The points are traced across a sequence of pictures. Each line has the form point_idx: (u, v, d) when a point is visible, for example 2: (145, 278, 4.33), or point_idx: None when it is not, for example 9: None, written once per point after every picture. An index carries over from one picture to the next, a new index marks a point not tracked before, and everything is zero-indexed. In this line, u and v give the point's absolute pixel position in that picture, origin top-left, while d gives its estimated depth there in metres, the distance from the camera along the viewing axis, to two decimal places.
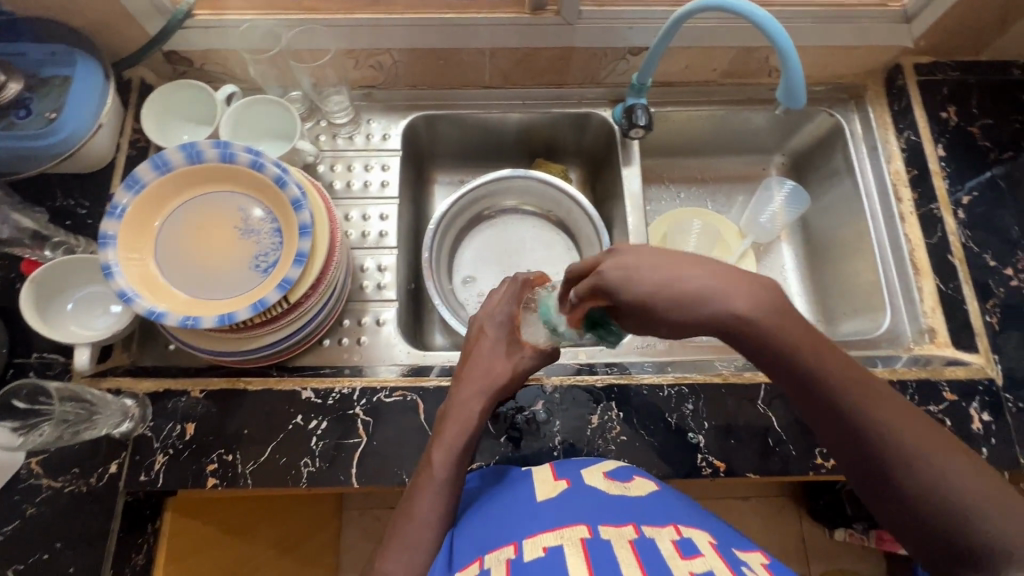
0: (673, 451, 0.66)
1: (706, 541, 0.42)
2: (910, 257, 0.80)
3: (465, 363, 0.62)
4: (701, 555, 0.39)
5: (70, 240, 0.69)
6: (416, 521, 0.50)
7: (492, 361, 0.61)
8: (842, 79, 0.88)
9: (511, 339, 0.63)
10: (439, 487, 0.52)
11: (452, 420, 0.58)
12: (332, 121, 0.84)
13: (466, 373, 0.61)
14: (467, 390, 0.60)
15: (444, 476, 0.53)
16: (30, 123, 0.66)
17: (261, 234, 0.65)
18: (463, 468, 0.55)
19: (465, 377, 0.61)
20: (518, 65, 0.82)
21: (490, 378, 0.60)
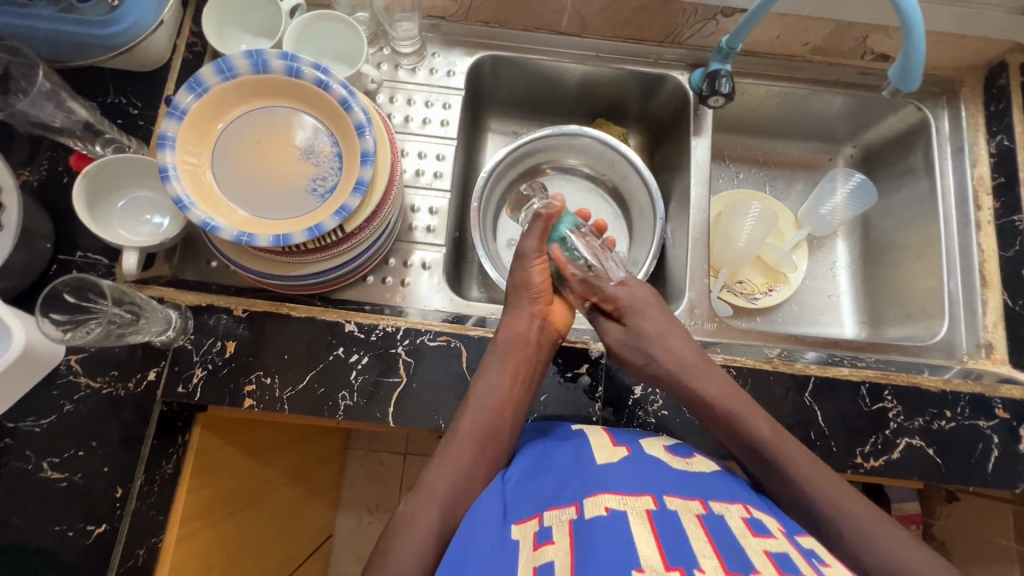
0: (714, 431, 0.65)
1: (776, 525, 0.44)
2: (979, 269, 0.77)
3: (519, 292, 0.65)
4: (773, 536, 0.41)
5: (122, 139, 0.66)
6: (462, 436, 0.55)
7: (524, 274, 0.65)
8: (939, 71, 0.82)
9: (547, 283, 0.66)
10: (488, 409, 0.57)
11: (501, 340, 0.62)
12: (396, 50, 0.80)
13: (523, 304, 0.64)
14: (518, 314, 0.64)
15: (494, 390, 0.58)
16: (92, 9, 0.63)
17: (320, 157, 0.62)
18: (512, 380, 0.59)
19: (520, 306, 0.64)
20: (601, 11, 0.77)
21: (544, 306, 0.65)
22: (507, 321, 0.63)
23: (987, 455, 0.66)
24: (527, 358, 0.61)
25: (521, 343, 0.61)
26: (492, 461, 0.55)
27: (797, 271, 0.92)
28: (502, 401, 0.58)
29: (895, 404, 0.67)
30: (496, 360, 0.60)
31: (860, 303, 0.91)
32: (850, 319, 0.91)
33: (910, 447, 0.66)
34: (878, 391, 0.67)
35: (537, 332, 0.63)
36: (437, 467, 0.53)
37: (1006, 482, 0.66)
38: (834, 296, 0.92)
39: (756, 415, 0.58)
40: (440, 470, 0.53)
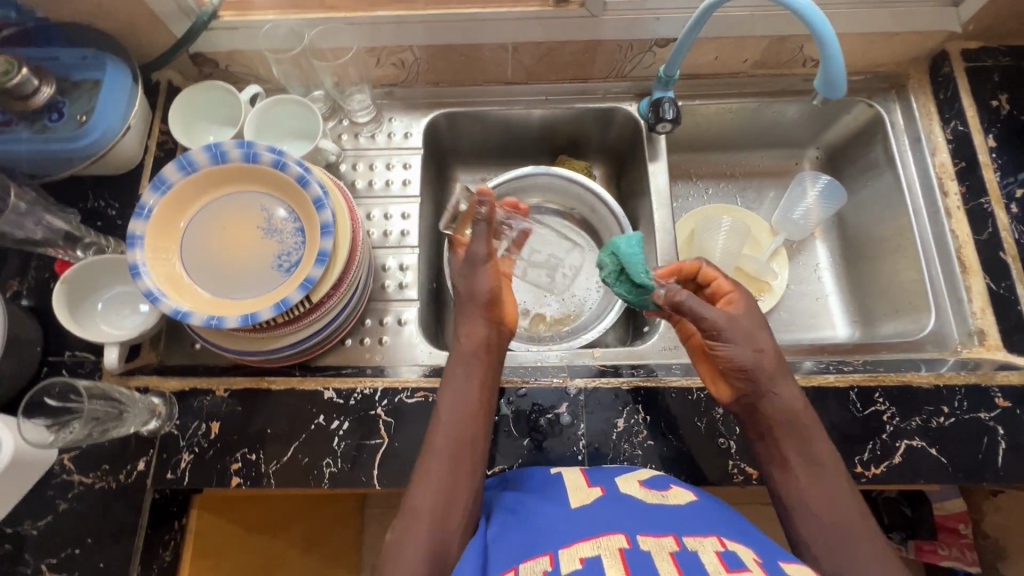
0: (702, 455, 0.64)
1: (752, 556, 0.42)
2: (956, 255, 0.75)
3: (467, 304, 0.68)
4: (747, 570, 0.39)
5: (101, 241, 0.70)
6: (434, 448, 0.57)
7: (471, 283, 0.69)
8: (883, 67, 0.84)
9: (495, 282, 0.69)
10: (462, 418, 0.59)
11: (460, 348, 0.65)
12: (354, 121, 0.84)
13: (474, 310, 0.67)
14: (472, 320, 0.67)
15: (460, 402, 0.60)
16: (63, 126, 0.67)
17: (284, 234, 0.65)
18: (479, 385, 0.61)
19: (473, 317, 0.67)
20: (542, 59, 0.80)
21: (492, 314, 0.68)
22: (464, 329, 0.66)
23: (995, 450, 0.63)
24: (488, 358, 0.64)
25: (480, 346, 0.65)
26: (468, 453, 0.57)
27: (780, 279, 0.92)
28: (472, 407, 0.60)
29: (888, 406, 0.65)
30: (465, 363, 0.63)
31: (849, 303, 0.90)
32: (842, 319, 0.90)
33: (911, 449, 0.64)
34: (868, 394, 0.66)
35: (494, 335, 0.67)
36: (420, 488, 0.54)
37: (1020, 475, 0.63)
38: (821, 299, 0.91)
39: (819, 433, 0.57)
40: (422, 489, 0.54)
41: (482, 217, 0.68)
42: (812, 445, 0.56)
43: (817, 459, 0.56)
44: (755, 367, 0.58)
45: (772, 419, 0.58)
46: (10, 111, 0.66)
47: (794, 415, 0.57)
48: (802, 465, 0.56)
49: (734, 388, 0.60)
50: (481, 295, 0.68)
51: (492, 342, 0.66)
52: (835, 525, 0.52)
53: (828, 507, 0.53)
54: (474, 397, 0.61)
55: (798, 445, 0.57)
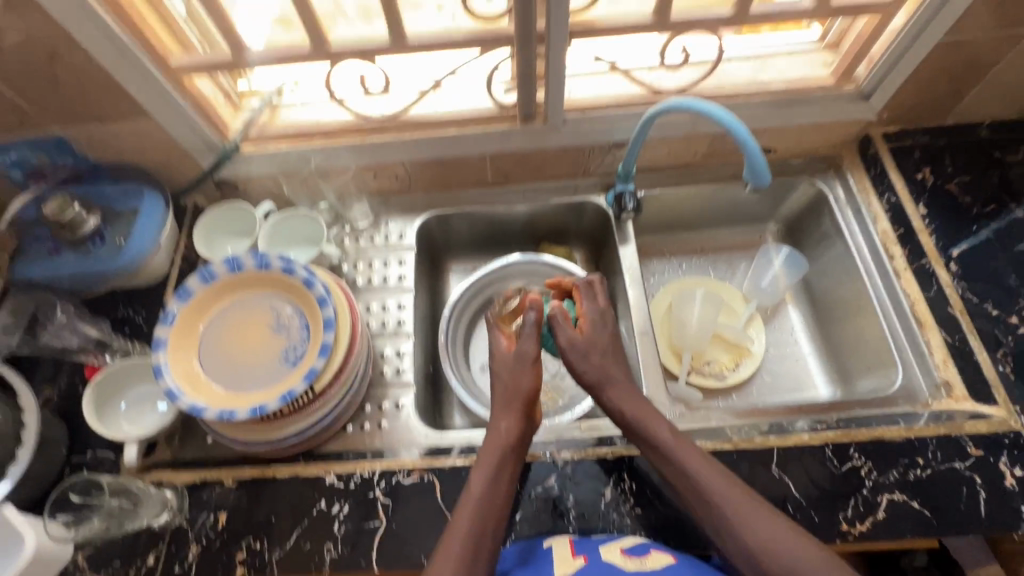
0: (690, 521, 0.65)
1: None
2: (911, 312, 0.81)
3: (507, 398, 0.67)
4: None
5: (127, 345, 0.78)
6: (455, 531, 0.57)
7: (513, 377, 0.68)
8: (819, 151, 0.95)
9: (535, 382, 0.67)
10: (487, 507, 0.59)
11: (491, 439, 0.65)
12: (355, 226, 0.95)
13: (513, 408, 0.66)
14: (509, 416, 0.66)
15: (488, 491, 0.60)
16: (103, 249, 0.78)
17: (290, 330, 0.73)
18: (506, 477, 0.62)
19: (507, 412, 0.66)
20: (517, 165, 0.92)
21: (526, 411, 0.66)
22: (497, 418, 0.66)
23: (976, 499, 0.65)
24: (515, 459, 0.64)
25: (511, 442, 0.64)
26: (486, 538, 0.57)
27: (758, 344, 0.97)
28: (499, 499, 0.60)
29: (864, 460, 0.69)
30: (497, 464, 0.62)
31: (827, 363, 0.94)
32: (823, 380, 0.94)
33: (893, 503, 0.66)
34: (843, 450, 0.69)
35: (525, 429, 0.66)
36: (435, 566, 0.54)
37: (1005, 525, 0.64)
38: (800, 360, 0.96)
39: (665, 423, 0.64)
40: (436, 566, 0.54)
41: (530, 319, 0.69)
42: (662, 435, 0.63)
43: (671, 445, 0.62)
44: (608, 380, 0.67)
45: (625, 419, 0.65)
46: (60, 240, 0.77)
47: (634, 414, 0.65)
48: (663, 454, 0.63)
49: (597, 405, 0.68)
50: (524, 391, 0.66)
51: (521, 437, 0.65)
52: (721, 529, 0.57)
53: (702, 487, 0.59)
54: (502, 496, 0.61)
55: (651, 438, 0.63)
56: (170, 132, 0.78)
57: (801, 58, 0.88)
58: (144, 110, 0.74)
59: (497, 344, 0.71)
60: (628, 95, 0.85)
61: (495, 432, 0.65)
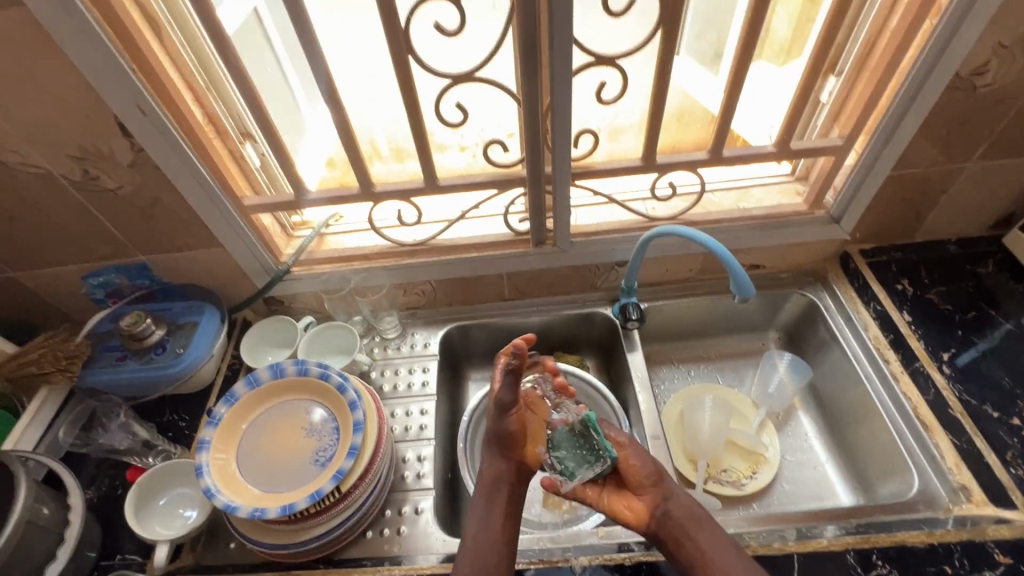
0: None
1: None
2: (916, 415, 0.83)
3: (496, 443, 0.75)
4: None
5: (170, 447, 0.84)
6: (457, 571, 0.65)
7: (501, 423, 0.75)
8: (804, 266, 1.05)
9: (510, 425, 0.74)
10: (484, 547, 0.67)
11: (484, 480, 0.73)
12: (384, 336, 1.04)
13: (500, 452, 0.74)
14: (498, 458, 0.74)
15: (479, 533, 0.68)
16: (164, 357, 0.88)
17: (322, 433, 0.78)
18: (499, 513, 0.70)
19: (498, 454, 0.75)
20: (531, 282, 1.03)
21: (513, 455, 0.74)
22: (489, 462, 0.75)
23: None
24: (508, 496, 0.72)
25: (502, 481, 0.73)
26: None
27: (773, 450, 0.98)
28: (498, 538, 0.68)
29: (890, 568, 0.68)
30: (488, 504, 0.71)
31: (845, 470, 0.94)
32: (844, 488, 0.93)
33: None
34: (867, 557, 0.69)
35: (516, 470, 0.73)
36: None
37: None
38: (818, 467, 0.96)
39: (713, 523, 0.67)
40: None
41: (513, 365, 0.72)
42: (715, 537, 0.65)
43: (724, 546, 0.65)
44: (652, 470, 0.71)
45: (682, 521, 0.67)
46: (128, 349, 0.87)
47: (693, 514, 0.67)
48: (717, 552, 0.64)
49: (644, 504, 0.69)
50: (502, 436, 0.74)
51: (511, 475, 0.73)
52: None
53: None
54: (493, 535, 0.68)
55: (709, 539, 0.65)
56: (235, 259, 0.92)
57: (774, 189, 1.01)
58: (216, 240, 0.89)
59: (494, 387, 0.79)
60: (625, 222, 0.97)
61: (489, 473, 0.74)
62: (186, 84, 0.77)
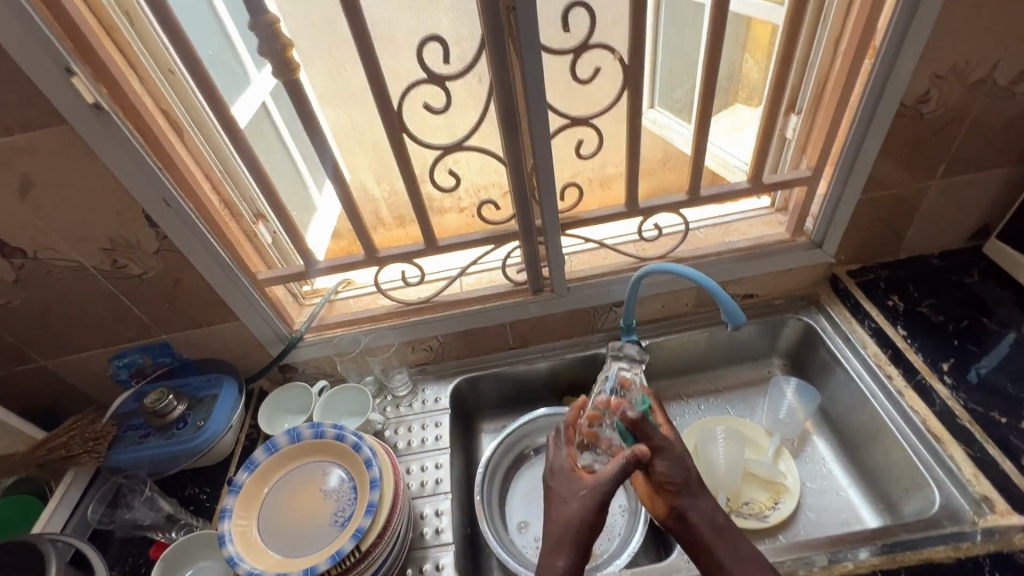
0: None
1: None
2: (926, 427, 0.83)
3: (558, 533, 0.68)
4: None
5: (192, 520, 0.86)
6: None
7: (567, 503, 0.70)
8: (796, 291, 1.08)
9: (596, 515, 0.67)
10: None
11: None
12: (395, 394, 1.07)
13: (563, 543, 0.67)
14: (559, 551, 0.67)
15: None
16: (185, 431, 0.91)
17: (339, 493, 0.80)
18: None
19: (558, 543, 0.67)
20: (533, 329, 1.07)
21: (583, 552, 0.67)
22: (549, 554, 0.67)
23: None
24: None
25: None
26: None
27: (792, 477, 0.96)
28: None
29: None
30: None
31: (867, 492, 0.93)
32: (870, 510, 0.91)
33: None
34: None
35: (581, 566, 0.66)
36: None
37: None
38: (841, 492, 0.95)
39: (739, 535, 0.68)
40: None
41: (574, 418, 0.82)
42: (738, 548, 0.67)
43: (747, 558, 0.66)
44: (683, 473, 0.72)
45: (702, 528, 0.68)
46: (151, 426, 0.91)
47: (716, 524, 0.69)
48: (737, 564, 0.65)
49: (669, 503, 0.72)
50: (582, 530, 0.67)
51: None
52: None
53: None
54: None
55: (730, 550, 0.67)
56: (252, 329, 0.97)
57: (757, 221, 1.06)
58: (233, 314, 0.94)
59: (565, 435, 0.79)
60: (618, 264, 1.02)
61: (554, 573, 0.65)
62: (206, 175, 0.86)
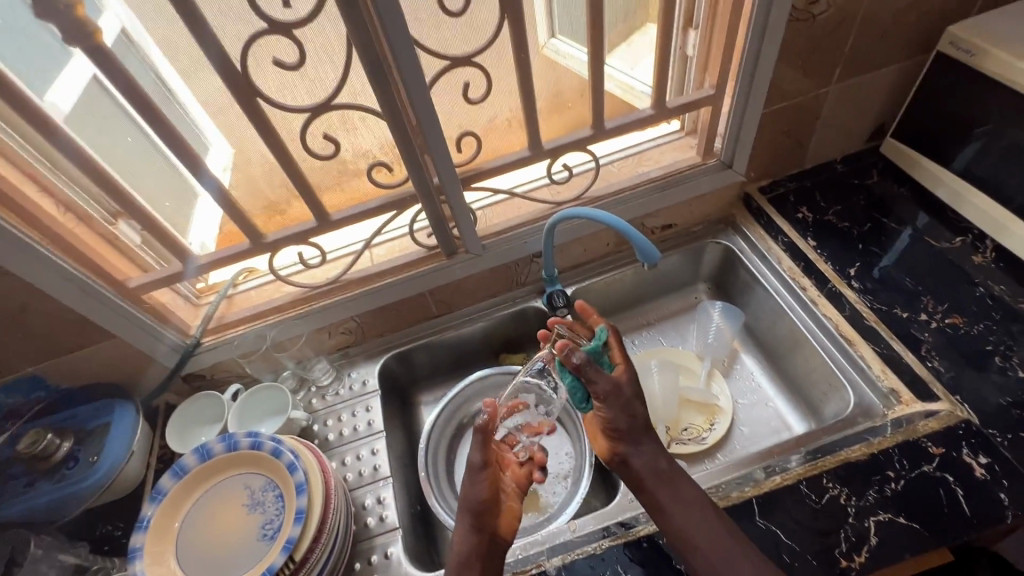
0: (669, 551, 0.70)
1: None
2: (838, 332, 0.86)
3: (463, 505, 0.70)
4: None
5: (107, 563, 0.79)
6: None
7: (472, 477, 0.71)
8: (713, 214, 1.07)
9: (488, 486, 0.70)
10: None
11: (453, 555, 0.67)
12: (319, 385, 1.00)
13: (466, 515, 0.69)
14: (463, 528, 0.69)
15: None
16: (77, 469, 0.82)
17: (266, 504, 0.74)
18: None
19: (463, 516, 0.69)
20: (455, 292, 1.01)
21: (486, 524, 0.68)
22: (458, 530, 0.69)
23: (956, 498, 0.67)
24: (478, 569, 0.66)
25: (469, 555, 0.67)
26: None
27: (726, 397, 0.99)
28: None
29: (839, 487, 0.71)
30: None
31: (792, 400, 0.97)
32: (796, 415, 0.96)
33: (882, 525, 0.67)
34: (817, 483, 0.71)
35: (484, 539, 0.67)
36: None
37: (991, 517, 0.65)
38: (768, 402, 0.99)
39: (683, 477, 0.68)
40: None
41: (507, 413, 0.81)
42: (678, 485, 0.67)
43: (689, 499, 0.66)
44: (632, 421, 0.68)
45: (643, 474, 0.68)
46: (36, 471, 0.81)
47: (659, 468, 0.68)
48: (677, 507, 0.66)
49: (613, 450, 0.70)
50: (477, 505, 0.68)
51: (478, 548, 0.67)
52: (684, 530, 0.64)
53: (709, 542, 0.63)
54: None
55: (671, 493, 0.67)
56: (134, 344, 0.86)
57: (668, 148, 1.02)
58: (106, 332, 0.82)
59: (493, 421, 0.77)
60: (532, 212, 0.96)
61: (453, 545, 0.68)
62: (25, 174, 0.71)
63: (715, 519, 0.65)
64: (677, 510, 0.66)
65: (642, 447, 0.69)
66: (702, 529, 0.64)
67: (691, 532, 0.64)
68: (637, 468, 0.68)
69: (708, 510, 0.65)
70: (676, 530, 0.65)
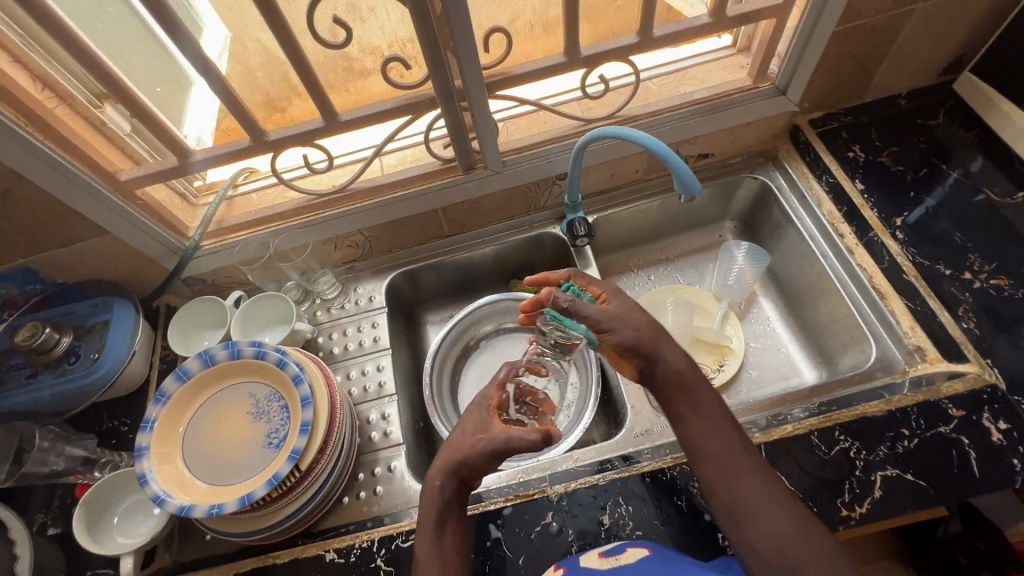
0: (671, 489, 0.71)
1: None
2: (871, 284, 0.82)
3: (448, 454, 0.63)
4: None
5: (115, 457, 0.80)
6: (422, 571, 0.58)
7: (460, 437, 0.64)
8: (754, 146, 0.99)
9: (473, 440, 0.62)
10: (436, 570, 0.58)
11: (424, 494, 0.62)
12: (325, 297, 0.97)
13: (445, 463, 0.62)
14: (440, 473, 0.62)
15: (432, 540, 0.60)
16: (79, 365, 0.80)
17: (270, 414, 0.74)
18: (446, 519, 0.61)
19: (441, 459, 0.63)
20: (469, 211, 0.95)
21: (465, 478, 0.62)
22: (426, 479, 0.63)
23: (967, 460, 0.66)
24: (458, 513, 0.62)
25: (443, 503, 0.61)
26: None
27: (738, 339, 0.96)
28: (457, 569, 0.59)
29: (851, 441, 0.70)
30: (436, 524, 0.60)
31: (806, 348, 0.95)
32: (808, 364, 0.94)
33: (889, 479, 0.67)
34: (829, 435, 0.71)
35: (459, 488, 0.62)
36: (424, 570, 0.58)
37: (998, 481, 0.65)
38: (781, 347, 0.97)
39: (704, 386, 0.63)
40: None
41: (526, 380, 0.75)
42: (697, 393, 0.63)
43: (705, 406, 0.62)
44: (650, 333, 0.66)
45: (663, 381, 0.64)
46: (36, 364, 0.79)
47: (680, 372, 0.63)
48: (695, 416, 0.62)
49: (636, 361, 0.66)
50: (466, 467, 0.61)
51: (456, 496, 0.62)
52: (697, 437, 0.61)
53: (720, 452, 0.59)
54: (450, 559, 0.59)
55: (689, 402, 0.62)
56: (131, 243, 0.81)
57: (715, 66, 0.92)
58: (100, 227, 0.77)
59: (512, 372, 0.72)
60: (560, 129, 0.88)
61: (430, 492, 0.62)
62: None
63: (732, 430, 0.61)
64: (693, 416, 0.62)
65: (665, 357, 0.64)
66: (716, 437, 0.60)
67: (704, 440, 0.60)
68: (659, 373, 0.64)
69: (725, 421, 0.61)
70: (690, 438, 0.61)
